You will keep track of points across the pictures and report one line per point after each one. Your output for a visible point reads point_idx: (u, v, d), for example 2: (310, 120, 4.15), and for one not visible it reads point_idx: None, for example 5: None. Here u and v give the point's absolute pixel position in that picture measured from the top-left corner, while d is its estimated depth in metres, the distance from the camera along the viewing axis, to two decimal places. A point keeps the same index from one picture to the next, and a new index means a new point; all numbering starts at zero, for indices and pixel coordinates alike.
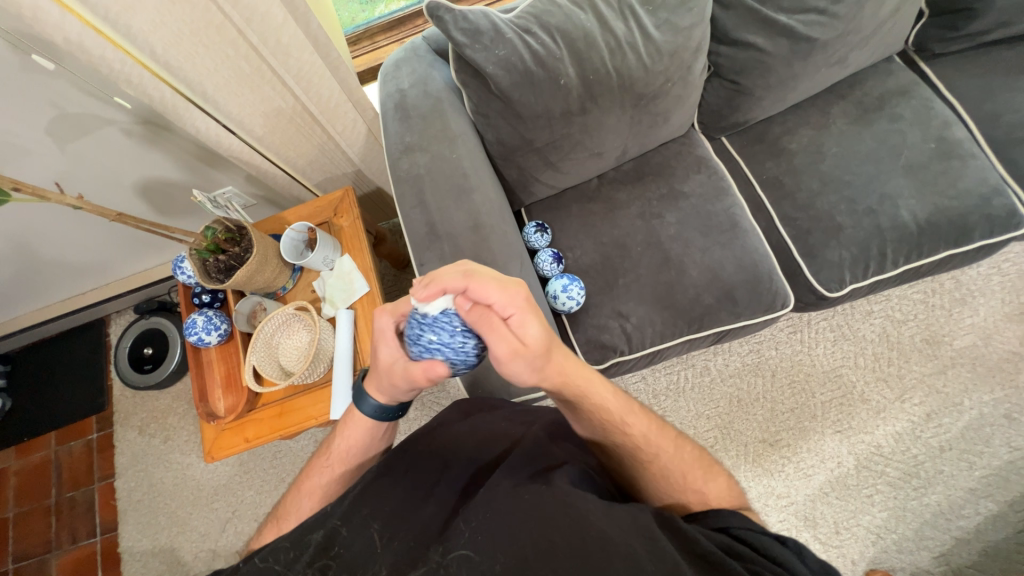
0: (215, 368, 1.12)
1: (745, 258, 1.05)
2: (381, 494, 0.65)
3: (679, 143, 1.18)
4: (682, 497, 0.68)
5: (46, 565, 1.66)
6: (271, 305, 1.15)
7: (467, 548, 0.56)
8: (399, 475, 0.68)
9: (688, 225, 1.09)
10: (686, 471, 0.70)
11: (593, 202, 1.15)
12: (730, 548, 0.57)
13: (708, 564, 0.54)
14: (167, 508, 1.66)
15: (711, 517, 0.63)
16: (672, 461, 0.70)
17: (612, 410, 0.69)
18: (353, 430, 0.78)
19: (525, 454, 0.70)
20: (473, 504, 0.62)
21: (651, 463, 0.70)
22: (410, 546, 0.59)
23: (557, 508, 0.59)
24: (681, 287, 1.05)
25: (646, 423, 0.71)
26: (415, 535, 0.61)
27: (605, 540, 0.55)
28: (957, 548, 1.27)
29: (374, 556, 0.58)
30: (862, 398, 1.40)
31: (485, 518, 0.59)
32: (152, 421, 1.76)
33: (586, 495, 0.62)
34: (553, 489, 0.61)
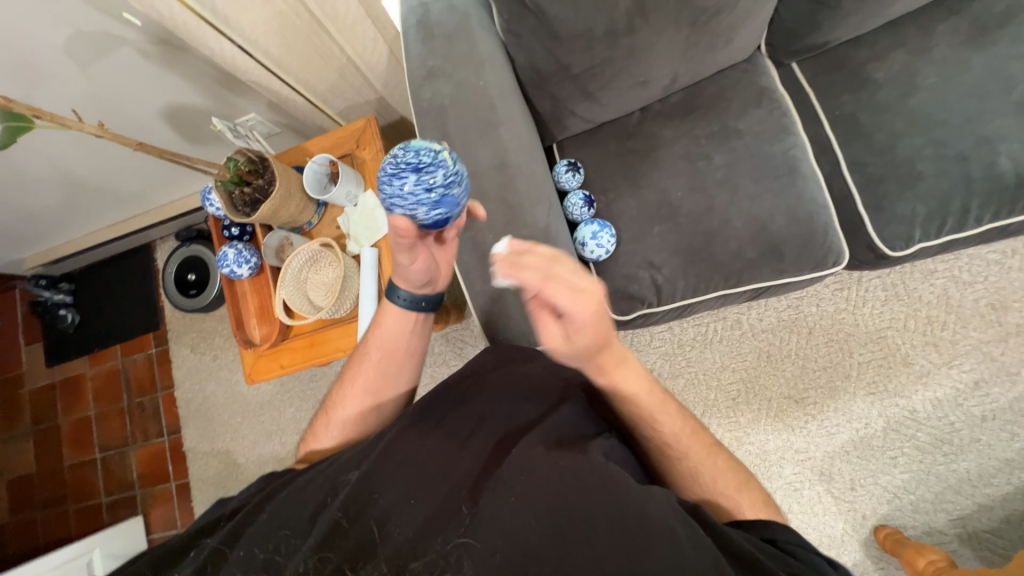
0: (250, 299, 1.16)
1: (799, 208, 0.94)
2: (420, 447, 0.68)
3: (739, 70, 1.03)
4: (711, 499, 0.69)
5: (126, 456, 1.92)
6: (297, 240, 1.15)
7: (498, 510, 0.59)
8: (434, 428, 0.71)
9: (738, 169, 0.98)
10: (719, 478, 0.70)
11: (633, 139, 1.04)
12: (763, 548, 0.58)
13: (746, 564, 0.54)
14: (221, 417, 1.85)
15: (757, 526, 0.62)
16: (702, 462, 0.71)
17: (647, 407, 0.69)
18: (387, 325, 0.84)
19: (559, 415, 0.72)
20: (507, 466, 0.63)
21: (682, 458, 0.71)
22: (442, 500, 0.61)
23: (592, 480, 0.59)
24: (721, 239, 0.97)
25: (678, 423, 0.71)
26: (450, 488, 0.63)
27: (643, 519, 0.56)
28: (979, 514, 1.25)
29: (408, 506, 0.61)
30: (905, 362, 1.33)
31: (518, 482, 0.61)
32: (201, 341, 1.90)
33: (620, 469, 0.62)
34: (590, 460, 0.62)
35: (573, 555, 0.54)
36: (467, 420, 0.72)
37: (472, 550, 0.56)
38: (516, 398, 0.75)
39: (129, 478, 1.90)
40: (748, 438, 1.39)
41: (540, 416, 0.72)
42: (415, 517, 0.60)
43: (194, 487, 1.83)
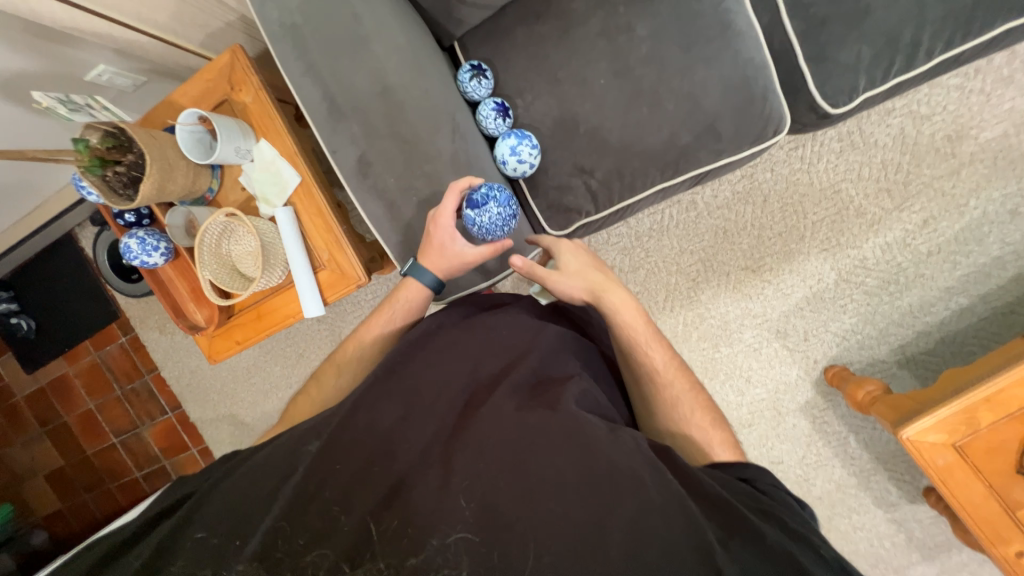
0: (179, 284, 1.09)
1: (734, 76, 0.84)
2: (394, 416, 0.69)
3: None
4: (687, 437, 0.72)
5: (141, 436, 2.02)
6: (202, 213, 1.04)
7: (467, 473, 0.60)
8: (404, 394, 0.71)
9: (664, 39, 0.85)
10: (695, 415, 0.74)
11: (542, 22, 0.89)
12: (726, 483, 0.63)
13: (717, 507, 0.57)
14: (215, 386, 1.91)
15: (734, 468, 0.66)
16: (678, 393, 0.75)
17: (640, 334, 0.78)
18: (411, 289, 0.84)
19: (528, 366, 0.73)
20: (476, 426, 0.65)
21: (663, 388, 0.75)
22: (415, 465, 0.64)
23: (562, 435, 0.62)
24: (653, 127, 0.87)
25: (665, 354, 0.77)
26: (415, 452, 0.65)
27: (610, 468, 0.59)
28: (917, 340, 1.35)
29: (371, 472, 0.63)
30: (857, 212, 1.32)
31: (489, 444, 0.62)
32: (167, 321, 1.87)
33: (590, 421, 0.65)
34: (559, 416, 0.64)
35: (542, 511, 0.56)
36: (439, 381, 0.73)
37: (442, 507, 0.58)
38: (487, 352, 0.76)
39: (152, 454, 2.02)
40: (710, 313, 1.45)
41: (508, 370, 0.74)
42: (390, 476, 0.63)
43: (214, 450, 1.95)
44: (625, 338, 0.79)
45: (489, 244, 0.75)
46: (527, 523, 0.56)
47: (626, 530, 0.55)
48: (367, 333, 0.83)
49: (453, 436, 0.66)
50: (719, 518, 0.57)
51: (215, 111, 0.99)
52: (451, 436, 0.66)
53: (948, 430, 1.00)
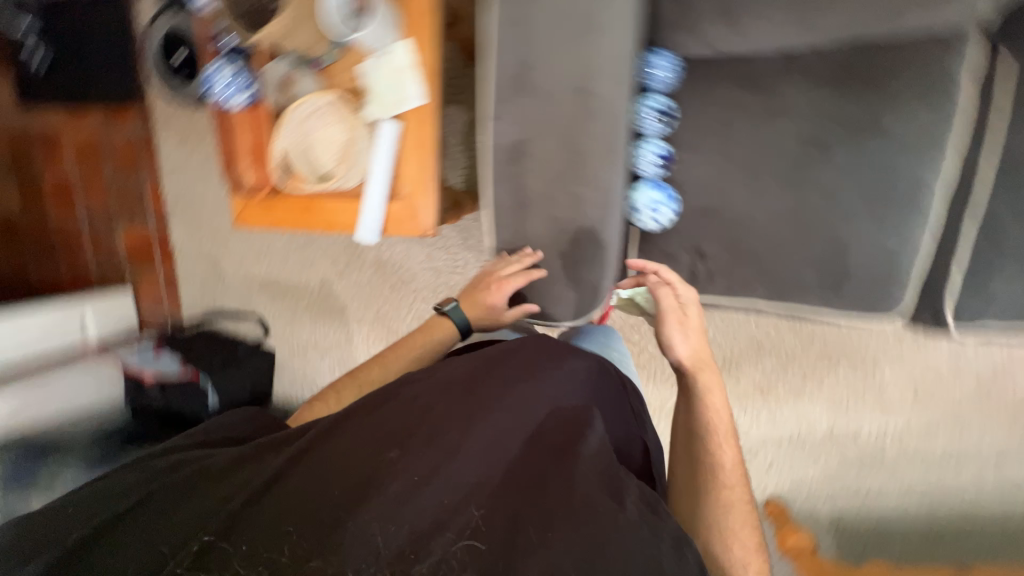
0: (244, 134, 0.98)
1: (894, 251, 0.81)
2: (432, 445, 0.59)
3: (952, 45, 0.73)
4: (718, 547, 0.65)
5: (112, 230, 1.89)
6: (305, 79, 0.95)
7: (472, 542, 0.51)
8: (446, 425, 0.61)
9: (859, 179, 0.79)
10: (733, 520, 0.68)
11: (753, 95, 0.80)
12: None
13: None
14: (209, 224, 1.78)
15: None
16: (725, 496, 0.70)
17: (718, 423, 0.76)
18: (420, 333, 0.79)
19: (595, 428, 0.63)
20: (498, 501, 0.55)
21: (719, 492, 0.70)
22: (423, 532, 0.52)
23: (625, 532, 0.50)
24: (787, 250, 0.84)
25: (732, 460, 0.73)
26: (427, 521, 0.53)
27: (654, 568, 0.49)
28: (856, 514, 1.44)
29: (377, 544, 0.51)
30: (878, 390, 1.38)
31: (536, 514, 0.52)
32: (190, 136, 1.71)
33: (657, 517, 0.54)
34: (626, 513, 0.52)
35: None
36: (470, 417, 0.62)
37: (476, 563, 0.49)
38: (529, 397, 0.65)
39: (116, 253, 1.91)
40: None
41: (567, 416, 0.64)
42: (425, 513, 0.54)
43: (183, 281, 1.87)
44: (701, 422, 0.76)
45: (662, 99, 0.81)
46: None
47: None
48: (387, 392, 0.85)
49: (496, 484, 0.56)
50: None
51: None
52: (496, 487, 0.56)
53: None
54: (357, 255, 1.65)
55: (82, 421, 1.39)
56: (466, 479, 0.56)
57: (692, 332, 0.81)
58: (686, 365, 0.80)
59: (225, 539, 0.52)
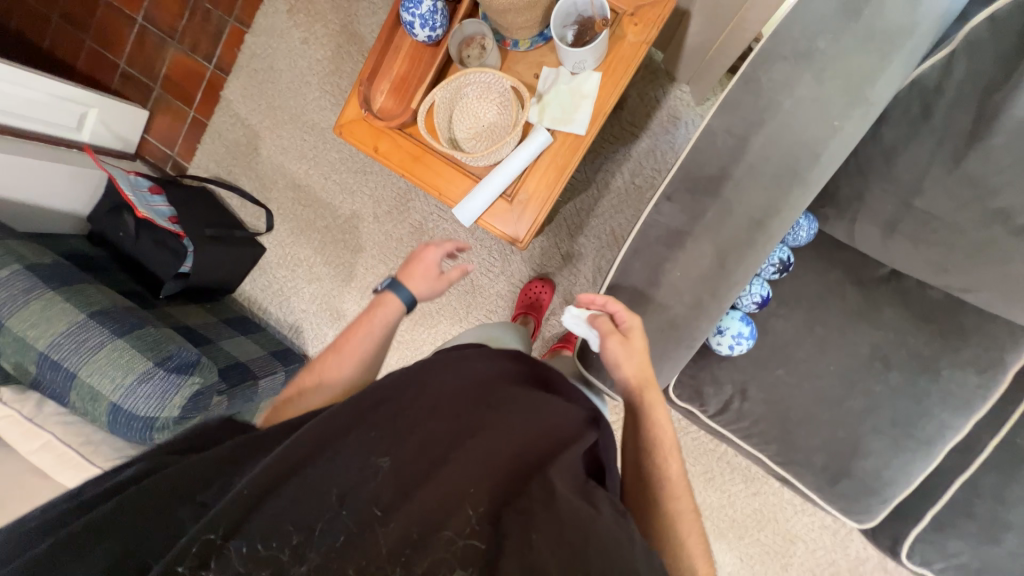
0: (399, 61, 0.97)
1: (891, 472, 0.90)
2: (415, 446, 0.57)
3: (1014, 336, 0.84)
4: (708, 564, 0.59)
5: (165, 49, 1.72)
6: (490, 50, 0.93)
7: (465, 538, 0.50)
8: (424, 426, 0.59)
9: (896, 401, 0.88)
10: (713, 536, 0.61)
11: (855, 290, 0.87)
12: None
13: None
14: (270, 99, 1.66)
15: None
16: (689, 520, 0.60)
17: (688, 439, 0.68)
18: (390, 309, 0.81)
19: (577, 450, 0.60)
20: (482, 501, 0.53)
21: (676, 521, 0.60)
22: (405, 529, 0.50)
23: (607, 536, 0.50)
24: (812, 427, 0.91)
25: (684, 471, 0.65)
26: (410, 515, 0.51)
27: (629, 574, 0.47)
28: None
29: (366, 532, 0.50)
30: (785, 566, 1.47)
31: (529, 524, 0.51)
32: (304, 11, 1.61)
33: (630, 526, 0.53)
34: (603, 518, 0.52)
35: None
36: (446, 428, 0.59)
37: (473, 561, 0.48)
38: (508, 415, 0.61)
39: (155, 69, 1.73)
40: None
41: (557, 427, 0.61)
42: (417, 512, 0.51)
43: (209, 133, 1.71)
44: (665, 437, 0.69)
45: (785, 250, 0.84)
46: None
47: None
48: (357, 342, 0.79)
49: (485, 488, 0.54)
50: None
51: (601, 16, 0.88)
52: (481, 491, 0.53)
53: None
54: (402, 209, 1.59)
55: (41, 217, 1.38)
56: (451, 478, 0.54)
57: (629, 347, 0.69)
58: (631, 386, 0.69)
59: (227, 539, 0.49)
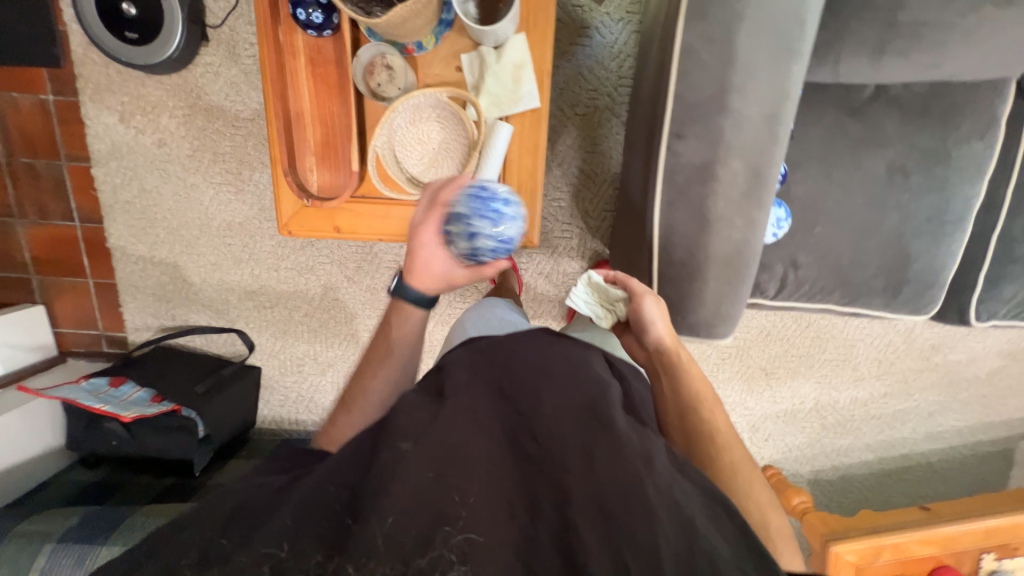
0: (310, 127, 0.82)
1: (938, 259, 0.96)
2: (440, 425, 0.49)
3: (997, 87, 0.87)
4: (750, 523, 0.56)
5: (14, 230, 1.43)
6: (399, 67, 0.80)
7: (474, 532, 0.42)
8: (467, 415, 0.51)
9: (922, 198, 0.92)
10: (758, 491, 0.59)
11: (853, 121, 0.87)
12: None
13: None
14: (166, 223, 1.43)
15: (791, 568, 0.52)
16: (735, 454, 0.61)
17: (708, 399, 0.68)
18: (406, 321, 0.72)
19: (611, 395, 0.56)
20: (500, 486, 0.46)
21: (730, 458, 0.61)
22: (408, 517, 0.42)
23: (643, 486, 0.45)
24: (863, 259, 0.95)
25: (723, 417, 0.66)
26: (410, 514, 0.42)
27: (713, 560, 0.41)
28: (829, 469, 1.74)
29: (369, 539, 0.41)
30: (854, 368, 1.65)
31: (589, 494, 0.45)
32: (137, 111, 1.34)
33: (688, 484, 0.49)
34: (656, 476, 0.47)
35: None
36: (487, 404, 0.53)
37: (482, 555, 0.41)
38: (546, 379, 0.56)
39: (19, 257, 1.46)
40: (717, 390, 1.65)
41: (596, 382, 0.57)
42: (420, 501, 0.43)
43: (126, 291, 1.49)
44: (689, 395, 0.68)
45: None
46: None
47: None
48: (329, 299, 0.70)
49: (542, 473, 0.47)
50: None
51: None
52: (539, 477, 0.47)
53: (860, 555, 1.32)
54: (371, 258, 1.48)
55: None
56: (507, 466, 0.48)
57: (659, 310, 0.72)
58: (666, 345, 0.72)
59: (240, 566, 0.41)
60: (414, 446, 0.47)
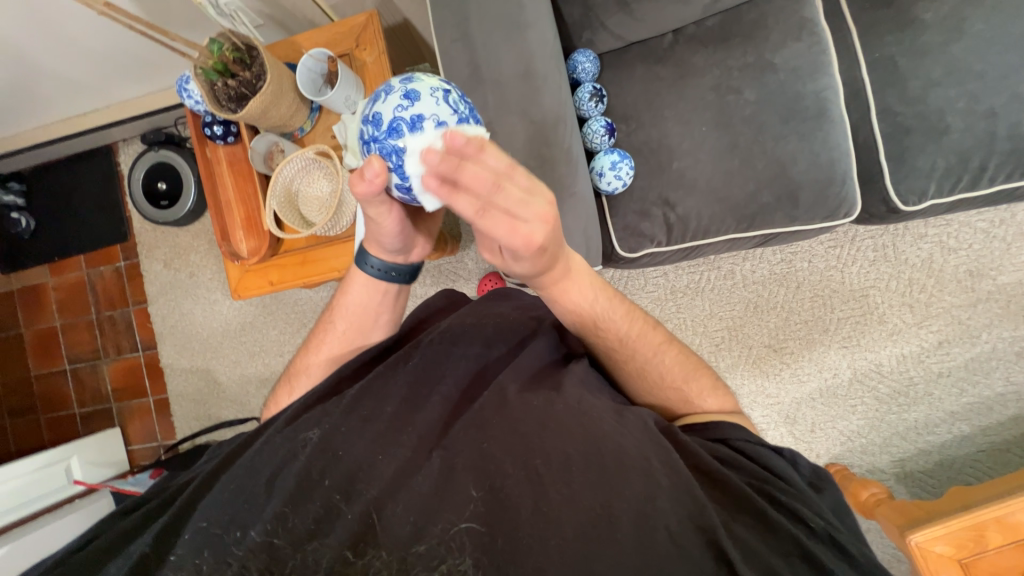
0: (236, 211, 1.08)
1: (820, 154, 0.91)
2: (369, 409, 0.58)
3: None
4: (662, 397, 0.68)
5: (99, 369, 1.82)
6: (288, 147, 1.06)
7: (471, 522, 0.48)
8: (407, 407, 0.59)
9: (767, 106, 0.92)
10: (669, 371, 0.69)
11: (662, 66, 0.96)
12: (727, 460, 0.57)
13: (711, 479, 0.54)
14: (200, 335, 1.76)
15: (708, 429, 0.62)
16: (655, 363, 0.69)
17: (593, 312, 0.66)
18: (355, 292, 0.72)
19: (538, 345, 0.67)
20: (453, 441, 0.54)
21: (642, 363, 0.69)
22: (385, 490, 0.51)
23: (562, 409, 0.56)
24: (740, 178, 0.93)
25: (626, 326, 0.68)
26: (385, 487, 0.51)
27: (621, 455, 0.52)
28: (917, 457, 1.36)
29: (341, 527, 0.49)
30: (880, 319, 1.40)
31: (502, 429, 0.54)
32: (175, 255, 1.77)
33: (601, 400, 0.60)
34: (565, 398, 0.58)
35: (566, 512, 0.49)
36: (419, 385, 0.61)
37: (477, 543, 0.47)
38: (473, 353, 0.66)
39: (103, 391, 1.81)
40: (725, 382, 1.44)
41: (512, 357, 0.66)
42: (389, 478, 0.52)
43: (173, 403, 1.77)
44: (575, 322, 0.67)
45: (593, 88, 0.94)
46: (548, 538, 0.47)
47: (641, 552, 0.47)
48: (350, 324, 0.73)
49: (463, 426, 0.55)
50: (719, 492, 0.53)
51: (339, 59, 1.04)
52: (462, 428, 0.55)
53: (955, 543, 0.91)
54: None
55: None
56: (434, 428, 0.56)
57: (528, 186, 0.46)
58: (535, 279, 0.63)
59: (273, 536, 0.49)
60: (346, 441, 0.55)
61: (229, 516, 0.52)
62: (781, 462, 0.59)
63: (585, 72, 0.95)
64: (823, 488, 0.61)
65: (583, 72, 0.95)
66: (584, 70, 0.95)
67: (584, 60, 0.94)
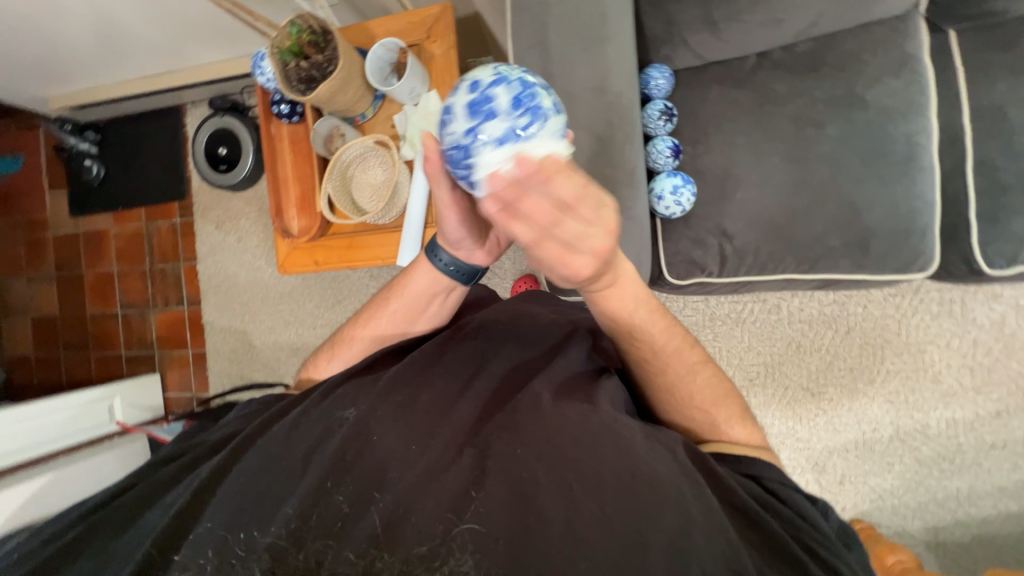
0: (292, 186, 1.11)
1: (902, 203, 0.85)
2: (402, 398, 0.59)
3: (886, 28, 0.87)
4: (690, 419, 0.65)
5: (146, 317, 1.92)
6: (349, 132, 1.07)
7: (473, 522, 0.47)
8: (440, 401, 0.59)
9: (850, 144, 0.87)
10: (698, 393, 0.65)
11: (740, 90, 0.92)
12: (761, 498, 0.54)
13: (746, 518, 0.51)
14: (241, 298, 1.84)
15: (740, 461, 0.59)
16: (685, 383, 0.65)
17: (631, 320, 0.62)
18: (415, 281, 0.72)
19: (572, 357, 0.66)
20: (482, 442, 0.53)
21: (675, 381, 0.65)
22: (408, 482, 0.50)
23: (597, 423, 0.54)
24: (809, 219, 0.88)
25: (662, 337, 0.64)
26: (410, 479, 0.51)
27: (656, 482, 0.49)
28: (954, 528, 1.28)
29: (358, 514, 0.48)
30: (935, 378, 1.31)
31: (534, 436, 0.53)
32: (227, 219, 1.84)
33: (631, 421, 0.57)
34: (599, 413, 0.56)
35: (592, 531, 0.46)
36: (453, 383, 0.61)
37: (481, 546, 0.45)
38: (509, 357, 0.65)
39: (148, 338, 1.92)
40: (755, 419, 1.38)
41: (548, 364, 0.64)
42: (416, 471, 0.51)
43: (210, 359, 1.86)
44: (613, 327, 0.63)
45: (664, 105, 0.91)
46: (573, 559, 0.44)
47: None
48: (387, 313, 0.74)
49: (494, 427, 0.55)
50: (753, 531, 0.50)
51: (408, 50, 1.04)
52: (495, 430, 0.55)
53: None
54: None
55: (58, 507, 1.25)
56: (465, 426, 0.56)
57: (593, 216, 0.42)
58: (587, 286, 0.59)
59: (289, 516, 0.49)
60: (380, 425, 0.56)
61: (259, 484, 0.53)
62: (814, 512, 0.56)
63: (656, 88, 0.92)
64: (850, 545, 0.57)
65: (654, 88, 0.92)
66: (656, 86, 0.91)
67: (658, 76, 0.91)
